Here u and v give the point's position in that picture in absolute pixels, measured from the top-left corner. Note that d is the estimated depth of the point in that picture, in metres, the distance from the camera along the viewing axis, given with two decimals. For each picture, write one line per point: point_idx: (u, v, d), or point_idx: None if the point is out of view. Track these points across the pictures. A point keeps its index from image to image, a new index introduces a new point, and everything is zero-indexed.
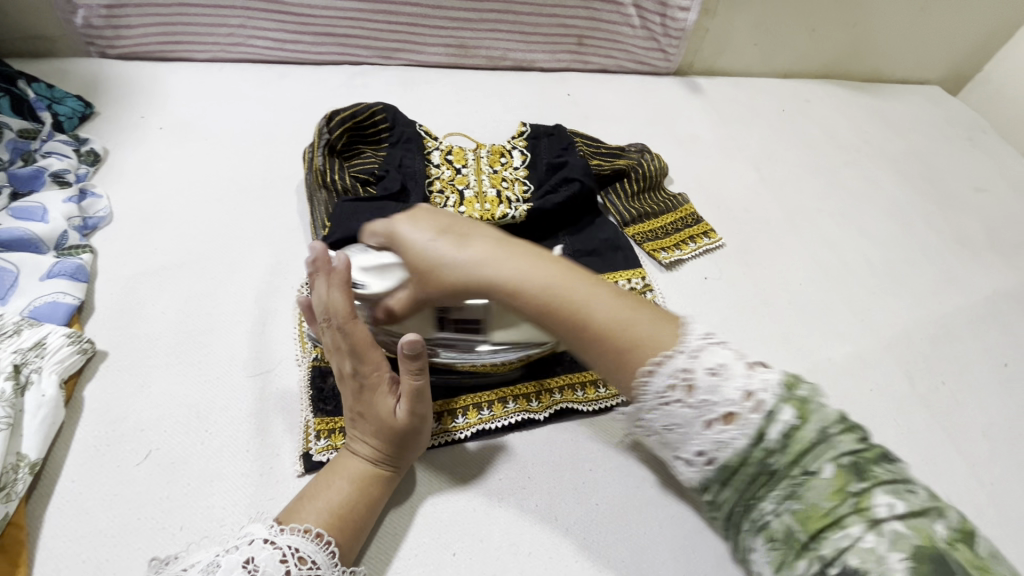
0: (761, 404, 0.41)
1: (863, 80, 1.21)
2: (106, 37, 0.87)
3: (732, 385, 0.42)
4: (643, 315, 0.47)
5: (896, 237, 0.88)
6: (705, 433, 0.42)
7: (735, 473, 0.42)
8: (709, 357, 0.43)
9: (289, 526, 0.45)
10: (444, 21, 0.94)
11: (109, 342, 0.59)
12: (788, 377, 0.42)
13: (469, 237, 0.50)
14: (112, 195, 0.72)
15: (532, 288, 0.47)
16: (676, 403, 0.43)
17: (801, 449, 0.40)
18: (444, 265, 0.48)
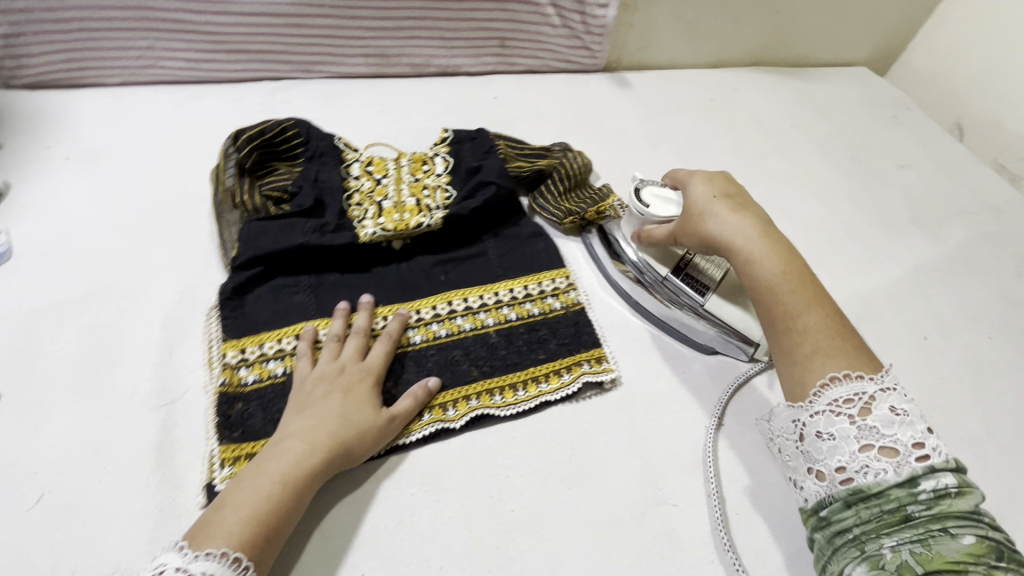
0: (931, 458, 0.44)
1: (791, 65, 1.22)
2: (6, 68, 0.84)
3: (915, 431, 0.46)
4: (846, 348, 0.51)
5: (820, 218, 0.90)
6: (857, 454, 0.46)
7: (865, 499, 0.45)
8: (895, 400, 0.47)
9: (204, 552, 0.44)
10: (360, 31, 0.93)
11: (4, 384, 0.57)
12: (958, 462, 0.45)
13: (743, 209, 0.61)
14: (13, 231, 0.70)
15: (766, 275, 0.56)
16: (844, 417, 0.47)
17: (948, 510, 0.42)
18: (706, 216, 0.62)
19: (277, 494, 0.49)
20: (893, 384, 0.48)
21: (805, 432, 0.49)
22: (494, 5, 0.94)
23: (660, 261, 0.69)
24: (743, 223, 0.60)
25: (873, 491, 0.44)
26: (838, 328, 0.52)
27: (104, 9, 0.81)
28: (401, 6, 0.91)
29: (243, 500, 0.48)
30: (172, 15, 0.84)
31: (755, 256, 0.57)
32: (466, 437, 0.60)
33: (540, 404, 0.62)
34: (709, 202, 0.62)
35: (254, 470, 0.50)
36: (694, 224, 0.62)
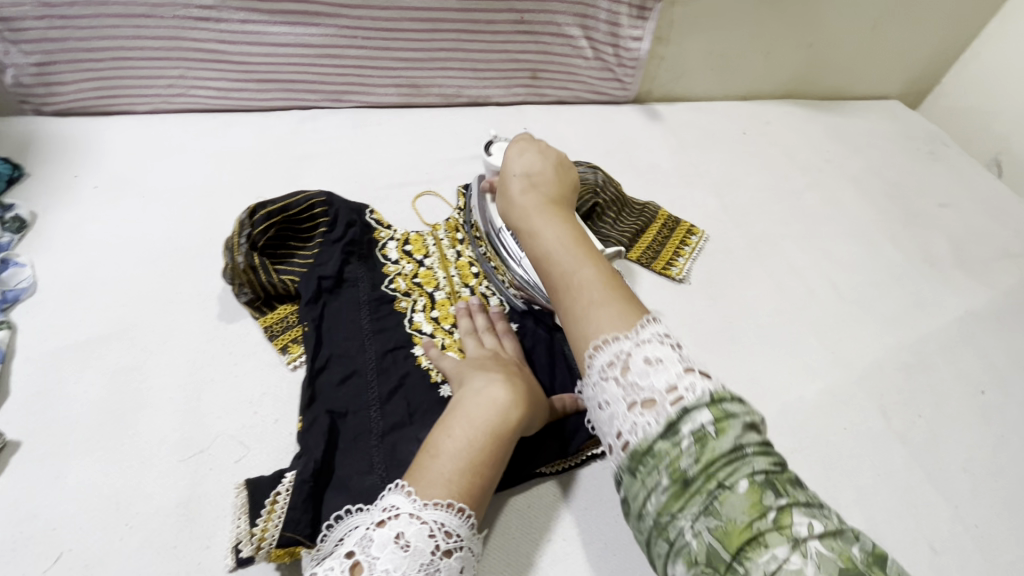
0: (682, 399, 0.39)
1: (823, 98, 1.20)
2: (38, 95, 0.83)
3: (669, 374, 0.40)
4: (609, 305, 0.47)
5: (862, 260, 0.87)
6: (626, 414, 0.40)
7: (643, 464, 0.39)
8: (651, 349, 0.42)
9: (432, 501, 0.46)
10: (392, 63, 0.92)
11: (23, 430, 0.54)
12: (722, 389, 0.40)
13: (537, 187, 0.60)
14: (39, 263, 0.68)
15: (543, 237, 0.55)
16: (611, 379, 0.42)
17: (712, 458, 0.36)
18: (511, 194, 0.60)
19: (481, 441, 0.50)
20: (649, 335, 0.43)
21: (591, 407, 0.44)
22: (527, 37, 0.93)
23: (497, 213, 0.72)
24: (524, 199, 0.59)
25: (644, 450, 0.39)
26: (608, 283, 0.48)
27: (138, 38, 0.80)
28: (433, 37, 0.90)
29: (450, 454, 0.49)
30: (205, 45, 0.83)
31: (539, 224, 0.56)
32: (504, 500, 0.57)
33: (583, 460, 0.60)
34: (510, 179, 0.62)
35: (456, 419, 0.51)
36: (505, 199, 0.61)
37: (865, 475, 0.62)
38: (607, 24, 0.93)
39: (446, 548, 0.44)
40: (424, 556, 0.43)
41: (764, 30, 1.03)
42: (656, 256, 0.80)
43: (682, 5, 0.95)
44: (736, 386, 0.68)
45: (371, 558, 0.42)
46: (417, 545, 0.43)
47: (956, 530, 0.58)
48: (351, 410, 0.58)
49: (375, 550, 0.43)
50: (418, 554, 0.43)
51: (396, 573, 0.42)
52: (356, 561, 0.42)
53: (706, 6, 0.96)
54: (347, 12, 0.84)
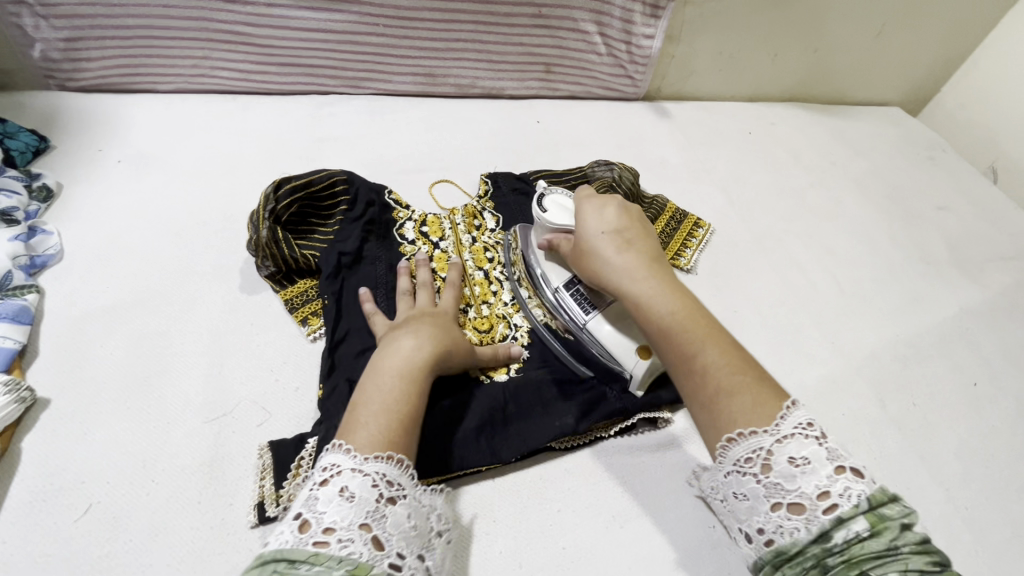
0: (839, 507, 0.39)
1: (827, 103, 1.23)
2: (64, 70, 0.85)
3: (819, 479, 0.41)
4: (751, 394, 0.46)
5: (862, 257, 0.90)
6: (771, 514, 0.42)
7: (789, 561, 0.40)
8: (796, 447, 0.42)
9: (371, 456, 0.44)
10: (411, 52, 0.94)
11: (52, 388, 0.56)
12: (880, 491, 0.40)
13: (632, 246, 0.58)
14: (65, 232, 0.70)
15: (657, 310, 0.53)
16: (750, 476, 0.43)
17: (862, 551, 0.38)
18: (600, 264, 0.58)
19: (405, 393, 0.50)
20: (790, 429, 0.43)
21: (724, 494, 0.46)
22: (544, 31, 0.95)
23: (557, 272, 0.66)
24: (624, 259, 0.57)
25: (793, 552, 0.40)
26: (734, 363, 0.48)
27: (165, 17, 0.82)
28: (452, 28, 0.92)
29: (376, 403, 0.49)
30: (229, 27, 0.85)
31: (648, 293, 0.54)
32: (517, 470, 0.59)
33: (591, 439, 0.62)
34: (596, 240, 0.59)
35: (376, 370, 0.52)
36: (590, 266, 0.59)
37: (862, 458, 0.64)
38: (622, 21, 0.96)
39: (391, 495, 0.43)
40: (369, 504, 0.42)
41: (772, 33, 1.06)
42: (664, 246, 0.83)
43: (695, 5, 0.97)
44: None
45: (318, 514, 0.41)
46: (361, 495, 0.42)
47: (947, 511, 0.61)
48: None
49: (320, 505, 0.41)
50: (363, 503, 0.42)
51: (342, 522, 0.40)
52: (304, 520, 0.41)
53: (718, 7, 0.99)
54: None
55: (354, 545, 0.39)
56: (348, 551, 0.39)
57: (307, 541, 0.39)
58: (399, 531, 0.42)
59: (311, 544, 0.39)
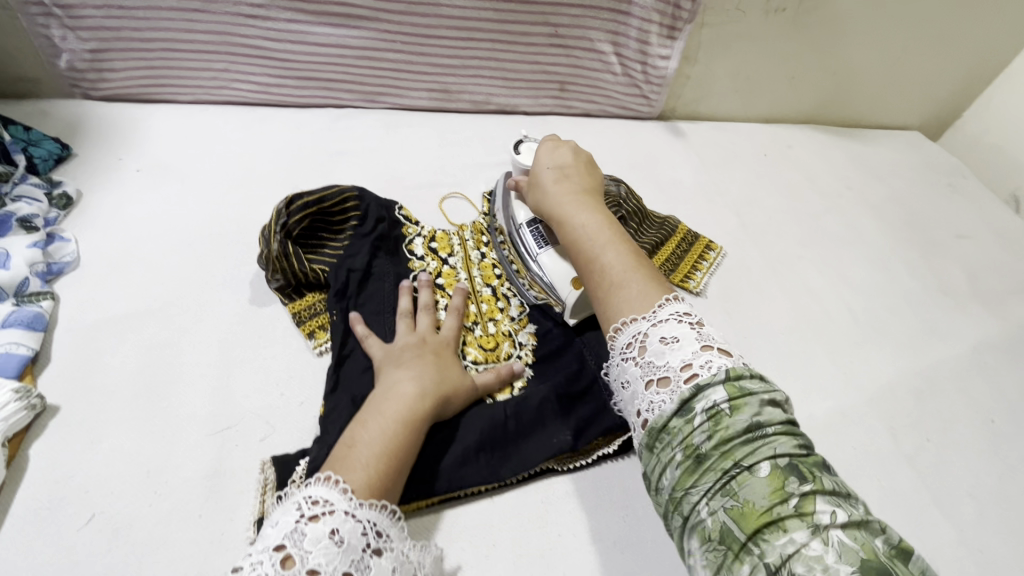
0: (697, 377, 0.46)
1: (844, 126, 1.22)
2: (90, 80, 0.87)
3: (683, 354, 0.48)
4: (641, 282, 0.57)
5: (877, 285, 0.88)
6: (644, 394, 0.49)
7: (660, 441, 0.46)
8: (667, 329, 0.51)
9: (366, 500, 0.46)
10: (428, 68, 0.95)
11: (62, 396, 0.57)
12: (737, 370, 0.47)
13: (573, 180, 0.71)
14: (82, 239, 0.71)
15: (579, 225, 0.65)
16: (630, 360, 0.51)
17: (727, 437, 0.43)
18: (541, 189, 0.71)
19: (398, 429, 0.52)
20: (665, 316, 0.52)
21: (619, 386, 0.53)
22: (559, 50, 0.96)
23: (519, 208, 0.75)
24: (559, 190, 0.69)
25: (660, 425, 0.47)
26: (632, 262, 0.59)
27: (188, 31, 0.84)
28: (469, 45, 0.93)
29: (370, 441, 0.50)
30: (250, 41, 0.86)
31: (574, 213, 0.66)
32: (520, 492, 0.59)
33: (595, 459, 0.62)
34: (544, 172, 0.71)
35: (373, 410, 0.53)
36: (537, 195, 0.71)
37: (873, 495, 0.63)
38: (637, 41, 0.96)
39: (377, 547, 0.45)
40: (355, 552, 0.43)
41: (790, 55, 1.05)
42: (675, 268, 0.82)
43: (711, 26, 0.97)
44: None
45: (303, 552, 0.42)
46: (350, 542, 0.43)
47: (960, 553, 0.59)
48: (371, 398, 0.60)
49: (307, 543, 0.42)
50: (350, 550, 0.43)
51: (328, 566, 0.41)
52: (288, 554, 0.42)
53: (735, 29, 0.99)
54: (388, 17, 0.87)
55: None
56: None
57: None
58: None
59: None
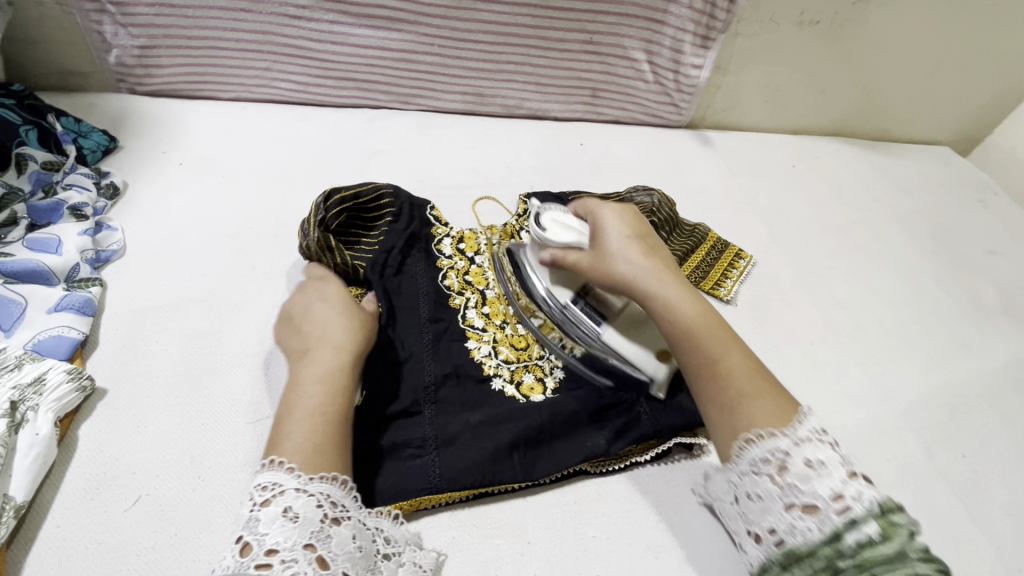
0: (851, 509, 0.42)
1: (872, 139, 1.22)
2: (136, 75, 0.90)
3: (832, 481, 0.44)
4: (768, 397, 0.50)
5: (909, 298, 0.88)
6: (783, 514, 0.45)
7: (797, 562, 0.44)
8: (811, 450, 0.46)
9: (317, 475, 0.46)
10: (463, 71, 0.96)
11: (110, 379, 0.58)
12: (887, 500, 0.43)
13: (654, 255, 0.62)
14: (128, 229, 0.73)
15: (678, 312, 0.57)
16: (766, 476, 0.46)
17: (871, 557, 0.41)
18: (618, 259, 0.61)
19: (332, 398, 0.52)
20: (806, 433, 0.47)
21: (738, 493, 0.49)
22: (593, 57, 0.97)
23: (561, 289, 0.67)
24: (647, 264, 0.61)
25: (803, 551, 0.43)
26: (754, 364, 0.54)
27: (233, 30, 0.86)
28: (504, 50, 0.94)
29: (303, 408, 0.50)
30: (293, 41, 0.88)
31: (672, 297, 0.58)
32: (554, 490, 0.59)
33: (626, 465, 0.62)
34: (622, 247, 0.62)
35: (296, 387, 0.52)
36: (606, 266, 0.62)
37: (907, 508, 0.62)
38: (671, 50, 0.97)
39: (335, 516, 0.45)
40: (314, 525, 0.43)
41: (821, 67, 1.05)
42: (705, 275, 0.82)
43: (744, 37, 0.98)
44: None
45: (260, 537, 0.42)
46: (306, 516, 0.43)
47: (997, 570, 0.59)
48: (406, 392, 0.61)
49: (263, 527, 0.42)
50: (307, 524, 0.43)
51: (286, 543, 0.41)
52: (245, 543, 0.42)
53: (768, 40, 0.99)
54: (427, 20, 0.88)
55: (298, 566, 0.41)
56: (292, 570, 0.40)
57: (249, 565, 0.41)
58: (345, 552, 0.44)
59: (254, 567, 0.40)
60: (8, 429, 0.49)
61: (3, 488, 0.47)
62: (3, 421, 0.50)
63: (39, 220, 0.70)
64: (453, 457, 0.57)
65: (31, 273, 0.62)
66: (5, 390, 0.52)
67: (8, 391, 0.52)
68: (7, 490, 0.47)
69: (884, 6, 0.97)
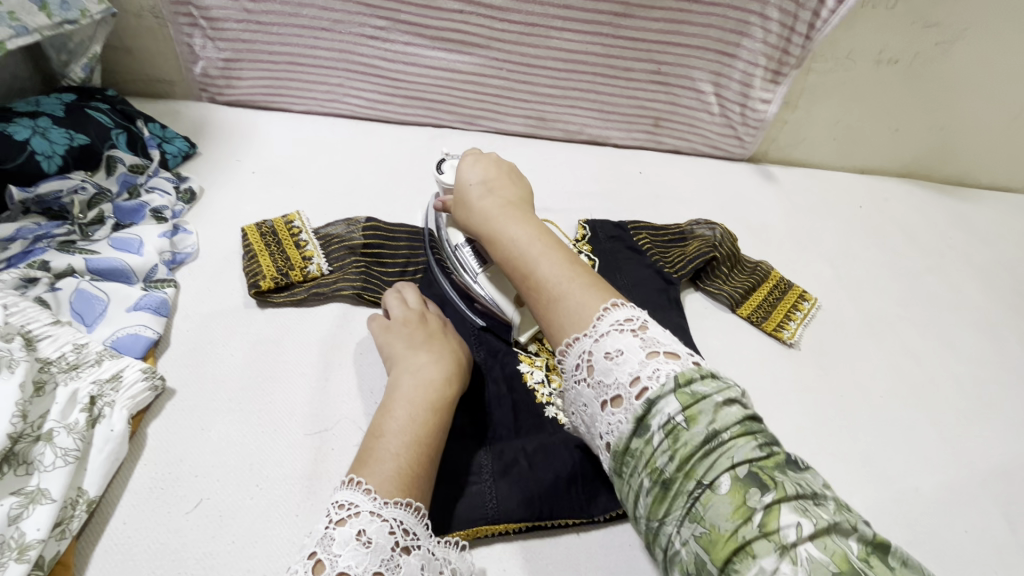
0: (647, 390, 0.43)
1: (945, 183, 1.16)
2: (218, 86, 0.94)
3: (634, 366, 0.44)
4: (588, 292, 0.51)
5: (986, 355, 0.83)
6: (603, 415, 0.46)
7: (626, 466, 0.44)
8: (611, 342, 0.47)
9: (391, 500, 0.47)
10: (528, 95, 0.97)
11: (179, 380, 0.60)
12: (689, 372, 0.43)
13: (494, 194, 0.61)
14: (201, 233, 0.76)
15: (513, 236, 0.57)
16: (582, 382, 0.48)
17: (684, 452, 0.40)
18: (472, 204, 0.62)
19: (430, 438, 0.53)
20: (608, 322, 0.48)
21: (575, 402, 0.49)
22: (660, 87, 0.96)
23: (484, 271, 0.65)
24: (488, 203, 0.60)
25: (625, 448, 0.44)
26: (569, 266, 0.53)
27: (312, 47, 0.89)
28: (571, 77, 0.95)
29: (398, 430, 0.52)
30: (368, 59, 0.91)
31: (510, 227, 0.57)
32: (610, 531, 0.57)
33: None
34: (467, 189, 0.62)
35: (396, 416, 0.53)
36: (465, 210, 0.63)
37: None
38: (740, 84, 0.95)
39: (405, 545, 0.45)
40: (384, 553, 0.44)
41: (897, 107, 1.01)
42: (767, 316, 0.80)
43: (817, 74, 0.96)
44: (846, 463, 0.67)
45: (332, 556, 0.43)
46: (378, 542, 0.44)
47: None
48: (467, 417, 0.61)
49: (337, 548, 0.43)
50: (378, 551, 0.44)
51: (357, 568, 0.42)
52: (317, 559, 0.43)
53: (842, 78, 0.97)
54: (498, 45, 0.90)
55: None
56: None
57: None
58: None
59: None
60: (87, 423, 0.51)
61: (78, 481, 0.49)
62: (83, 416, 0.51)
63: (123, 220, 0.73)
64: (510, 488, 0.56)
65: (114, 270, 0.66)
66: (85, 384, 0.54)
67: (87, 386, 0.53)
68: (81, 484, 0.49)
69: (970, 49, 0.93)
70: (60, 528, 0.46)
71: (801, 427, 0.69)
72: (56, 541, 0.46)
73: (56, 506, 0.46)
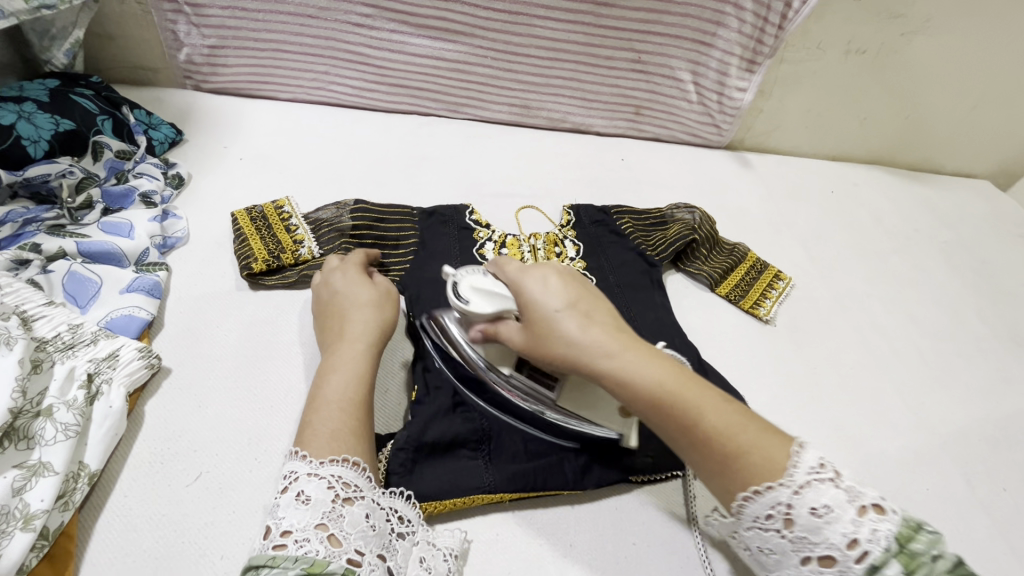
0: (869, 553, 0.39)
1: (910, 170, 1.21)
2: (202, 73, 0.94)
3: (845, 525, 0.40)
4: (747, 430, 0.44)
5: (948, 329, 0.88)
6: (800, 567, 0.42)
7: None
8: (815, 495, 0.41)
9: (327, 460, 0.47)
10: (513, 83, 0.99)
11: (174, 360, 0.61)
12: (905, 527, 0.41)
13: (591, 317, 0.49)
14: (190, 218, 0.76)
15: (641, 371, 0.46)
16: (773, 531, 0.42)
17: None
18: (557, 334, 0.48)
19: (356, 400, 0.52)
20: (801, 483, 0.41)
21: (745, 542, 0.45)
22: (640, 75, 0.99)
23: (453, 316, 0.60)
24: (587, 332, 0.48)
25: None
26: (630, 338, 0.49)
27: (298, 34, 0.90)
28: (554, 65, 0.97)
29: (327, 396, 0.52)
30: (354, 47, 0.92)
31: (627, 360, 0.46)
32: (597, 497, 0.60)
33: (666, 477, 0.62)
34: (549, 320, 0.49)
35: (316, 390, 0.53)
36: (546, 344, 0.49)
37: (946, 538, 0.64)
38: (717, 72, 0.98)
39: (347, 496, 0.46)
40: (325, 505, 0.44)
41: (864, 95, 1.06)
42: (744, 294, 0.83)
43: (789, 63, 1.00)
44: (817, 429, 0.71)
45: (278, 519, 0.44)
46: (318, 497, 0.45)
47: None
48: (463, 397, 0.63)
49: (280, 511, 0.44)
50: (319, 505, 0.44)
51: (300, 524, 0.43)
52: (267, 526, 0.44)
53: (813, 68, 1.01)
54: (483, 33, 0.92)
55: (310, 544, 0.42)
56: (305, 550, 0.42)
57: (268, 546, 0.43)
58: (358, 530, 0.45)
59: (272, 547, 0.42)
60: (85, 400, 0.52)
61: (79, 456, 0.50)
62: (81, 393, 0.52)
63: (112, 206, 0.74)
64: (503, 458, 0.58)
65: (105, 254, 0.66)
66: (81, 363, 0.54)
67: (84, 364, 0.54)
68: (82, 458, 0.50)
69: (931, 40, 0.98)
70: (63, 500, 0.48)
71: (777, 397, 0.73)
72: (60, 512, 0.47)
73: (58, 478, 0.47)
